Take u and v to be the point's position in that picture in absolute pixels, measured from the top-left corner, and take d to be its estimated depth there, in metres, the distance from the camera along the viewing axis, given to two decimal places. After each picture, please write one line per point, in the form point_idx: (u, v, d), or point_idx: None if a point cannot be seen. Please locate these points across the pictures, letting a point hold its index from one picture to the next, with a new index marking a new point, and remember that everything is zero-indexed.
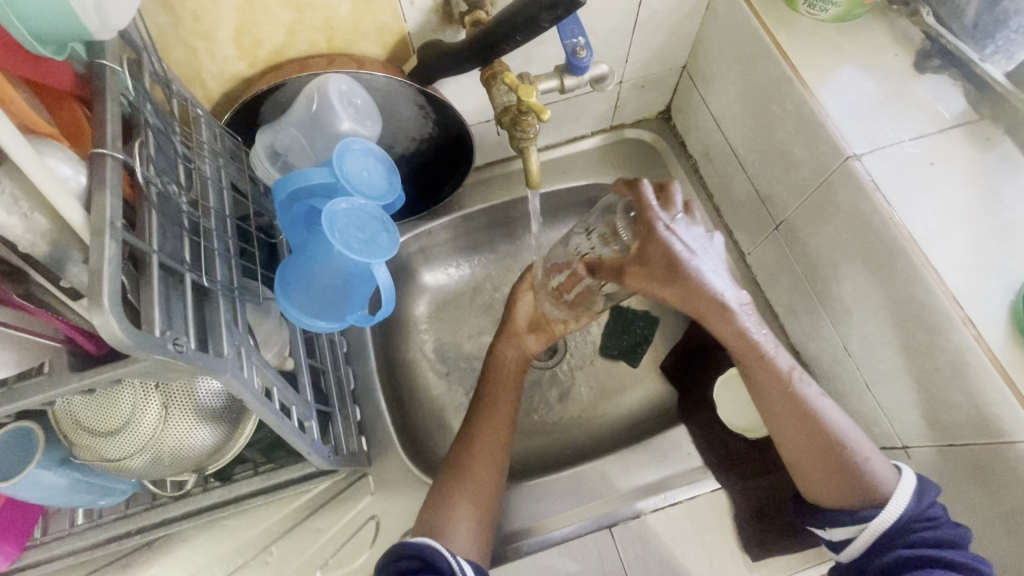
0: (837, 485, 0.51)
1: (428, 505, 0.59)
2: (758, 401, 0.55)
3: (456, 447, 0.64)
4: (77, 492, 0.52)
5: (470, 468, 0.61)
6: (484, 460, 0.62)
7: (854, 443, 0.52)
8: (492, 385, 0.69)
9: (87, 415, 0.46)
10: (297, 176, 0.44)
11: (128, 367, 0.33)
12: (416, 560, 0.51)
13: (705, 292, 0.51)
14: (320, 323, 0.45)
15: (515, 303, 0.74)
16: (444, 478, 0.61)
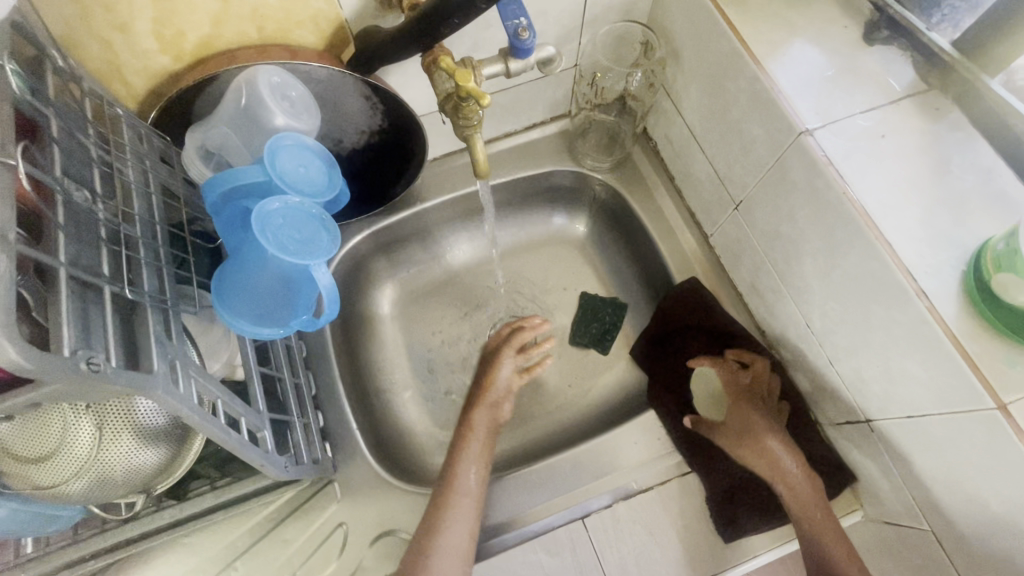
0: None
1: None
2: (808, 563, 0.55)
3: (423, 522, 0.59)
4: (15, 523, 0.49)
5: (443, 538, 0.56)
6: (456, 533, 0.57)
7: None
8: (463, 451, 0.63)
9: (16, 443, 0.44)
10: (226, 176, 0.42)
11: (37, 391, 0.31)
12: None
13: (799, 487, 0.58)
14: (262, 330, 0.43)
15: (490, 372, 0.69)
16: (411, 552, 0.57)
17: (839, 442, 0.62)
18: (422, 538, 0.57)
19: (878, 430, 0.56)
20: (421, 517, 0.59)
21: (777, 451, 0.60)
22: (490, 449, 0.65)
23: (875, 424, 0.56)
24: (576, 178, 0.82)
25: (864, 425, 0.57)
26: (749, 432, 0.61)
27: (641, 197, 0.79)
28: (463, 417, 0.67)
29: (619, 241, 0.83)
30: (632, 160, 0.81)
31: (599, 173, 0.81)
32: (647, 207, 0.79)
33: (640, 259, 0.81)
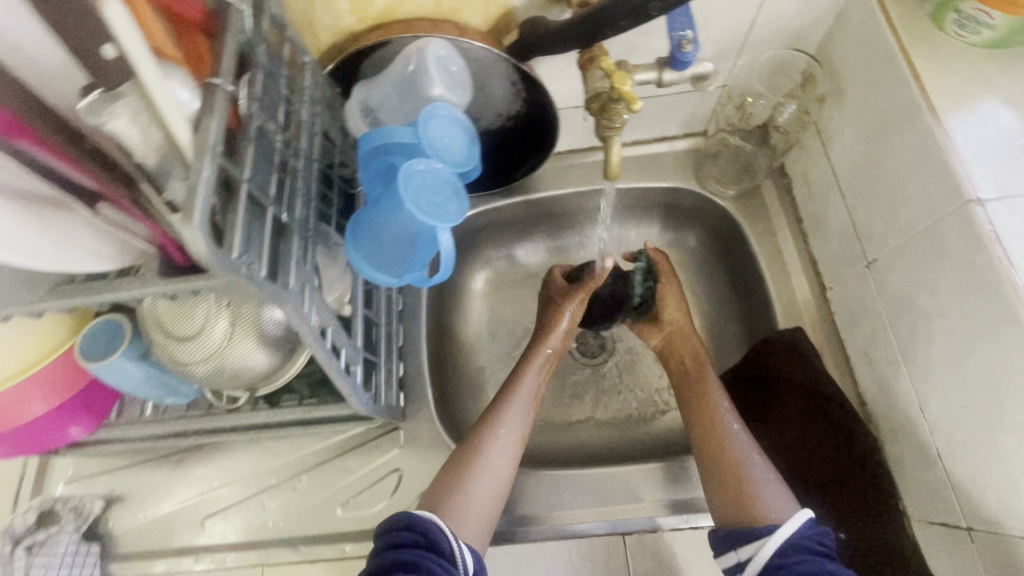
0: (740, 505, 0.55)
1: (435, 490, 0.60)
2: (708, 449, 0.60)
3: (467, 441, 0.64)
4: (151, 386, 0.58)
5: (488, 462, 0.61)
6: (496, 463, 0.62)
7: (759, 467, 0.58)
8: (524, 373, 0.70)
9: (167, 320, 0.51)
10: (384, 133, 0.46)
11: (205, 282, 0.36)
12: (417, 536, 0.52)
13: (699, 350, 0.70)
14: (381, 276, 0.47)
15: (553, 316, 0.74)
16: (451, 465, 0.62)
17: (924, 542, 0.56)
18: (463, 459, 0.62)
19: (978, 542, 0.49)
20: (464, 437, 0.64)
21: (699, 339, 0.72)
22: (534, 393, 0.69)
23: (977, 536, 0.50)
24: (694, 200, 0.80)
25: (963, 533, 0.51)
26: (689, 337, 0.72)
27: (761, 231, 0.76)
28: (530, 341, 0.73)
29: (726, 273, 0.81)
30: (760, 194, 0.77)
31: (720, 200, 0.78)
32: (764, 243, 0.75)
33: (744, 299, 0.77)
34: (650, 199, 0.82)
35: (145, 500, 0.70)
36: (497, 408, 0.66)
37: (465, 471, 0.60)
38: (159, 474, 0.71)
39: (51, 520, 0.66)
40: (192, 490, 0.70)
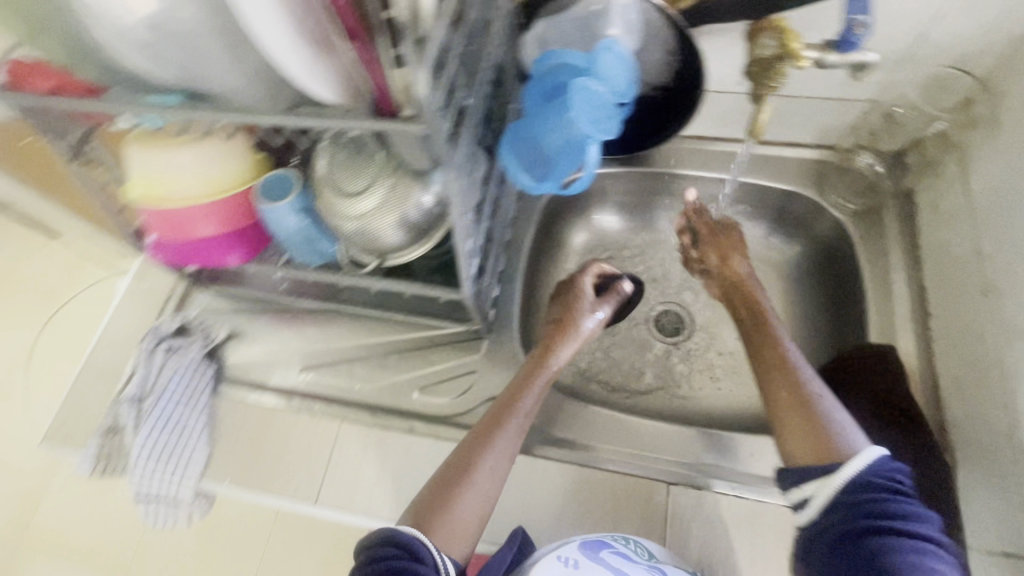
0: (814, 444, 0.55)
1: (424, 501, 0.57)
2: (773, 386, 0.61)
3: (458, 454, 0.61)
4: (298, 238, 0.69)
5: (482, 471, 0.59)
6: (492, 472, 0.59)
7: (828, 404, 0.58)
8: (527, 384, 0.67)
9: (338, 178, 0.61)
10: (562, 53, 0.52)
11: (407, 126, 0.44)
12: (402, 552, 0.51)
13: (758, 293, 0.73)
14: (523, 176, 0.54)
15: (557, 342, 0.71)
16: (441, 477, 0.59)
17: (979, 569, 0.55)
18: (453, 471, 0.59)
19: None
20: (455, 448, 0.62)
21: (754, 280, 0.76)
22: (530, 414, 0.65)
23: None
24: (809, 206, 0.81)
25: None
26: (744, 280, 0.76)
27: (873, 249, 0.76)
28: (538, 349, 0.71)
29: (824, 285, 0.81)
30: (881, 213, 0.77)
31: (838, 211, 0.79)
32: (874, 260, 0.75)
33: (838, 312, 0.78)
34: (764, 198, 0.84)
35: (257, 342, 0.80)
36: (490, 423, 0.63)
37: (457, 484, 0.58)
38: (273, 323, 0.82)
39: (186, 334, 0.79)
40: (297, 343, 0.80)
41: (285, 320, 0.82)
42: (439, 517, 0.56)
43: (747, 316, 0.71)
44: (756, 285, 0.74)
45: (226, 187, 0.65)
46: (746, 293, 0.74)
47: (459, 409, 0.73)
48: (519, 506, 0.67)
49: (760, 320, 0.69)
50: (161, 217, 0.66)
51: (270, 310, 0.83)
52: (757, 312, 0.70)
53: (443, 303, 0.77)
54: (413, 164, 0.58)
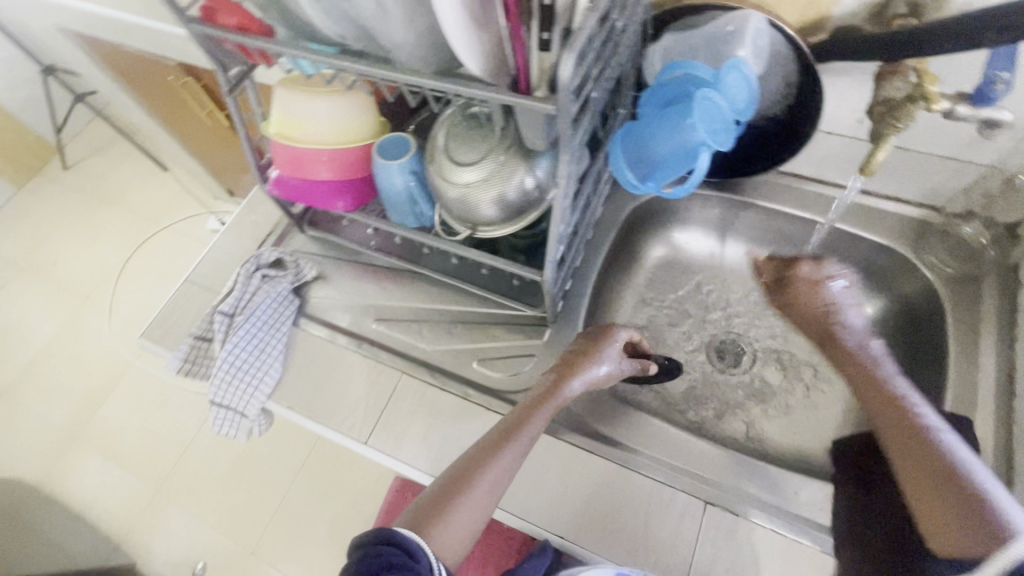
0: (966, 520, 0.44)
1: (419, 508, 0.56)
2: (901, 460, 0.50)
3: (459, 467, 0.59)
4: (402, 197, 0.74)
5: (475, 492, 0.57)
6: (486, 493, 0.57)
7: (975, 465, 0.46)
8: (536, 410, 0.64)
9: (454, 147, 0.65)
10: (691, 64, 0.55)
11: (540, 105, 0.48)
12: (401, 552, 0.50)
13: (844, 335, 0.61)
14: (627, 174, 0.57)
15: (573, 370, 0.67)
16: (439, 489, 0.57)
17: None
18: (452, 484, 0.57)
19: None
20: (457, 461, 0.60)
21: (852, 298, 0.64)
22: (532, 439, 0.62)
23: None
24: (901, 264, 0.79)
25: None
26: (839, 301, 0.63)
27: (965, 316, 0.73)
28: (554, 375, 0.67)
29: (903, 346, 0.79)
30: (979, 283, 0.73)
31: (932, 273, 0.77)
32: (963, 327, 0.72)
33: (913, 374, 0.76)
34: (854, 247, 0.83)
35: (340, 286, 0.87)
36: (496, 442, 0.61)
37: (452, 497, 0.56)
38: (358, 274, 0.88)
39: (282, 266, 0.86)
40: (375, 295, 0.85)
41: (370, 272, 0.88)
42: (432, 528, 0.54)
43: (827, 344, 0.62)
44: (849, 315, 0.63)
45: (352, 137, 0.72)
46: (823, 321, 0.64)
47: (514, 387, 0.75)
48: (554, 487, 0.69)
49: (848, 365, 0.60)
50: (289, 154, 0.72)
51: (358, 261, 0.89)
52: (833, 338, 0.62)
53: (519, 286, 0.81)
54: (527, 146, 0.62)
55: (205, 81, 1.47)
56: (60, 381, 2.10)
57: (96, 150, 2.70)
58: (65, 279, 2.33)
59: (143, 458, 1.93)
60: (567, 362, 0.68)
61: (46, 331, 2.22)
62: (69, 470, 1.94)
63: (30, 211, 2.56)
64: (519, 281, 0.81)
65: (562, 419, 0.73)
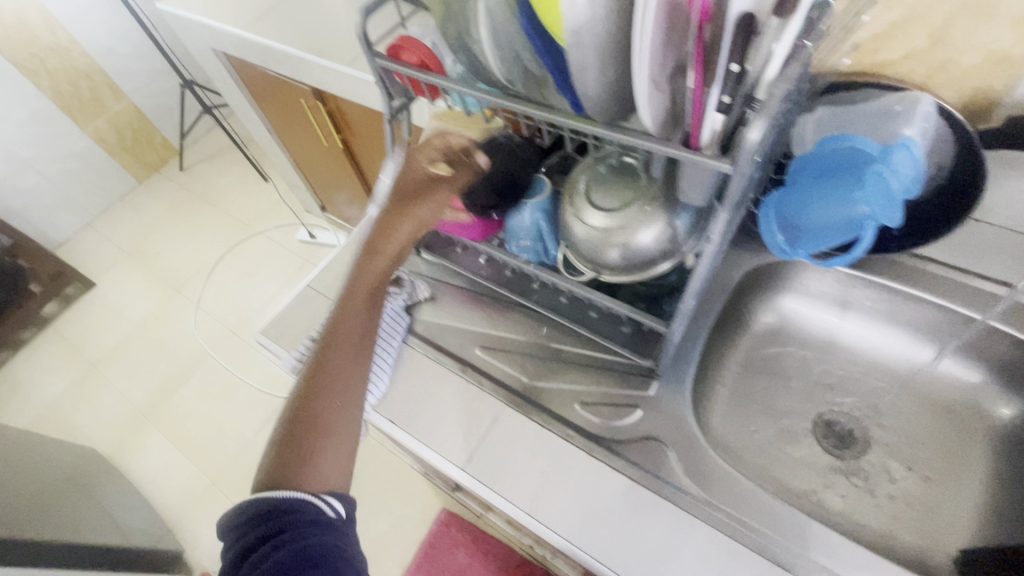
0: None
1: (278, 456, 0.62)
2: None
3: (302, 392, 0.67)
4: (529, 232, 0.77)
5: (331, 427, 0.65)
6: (340, 423, 0.66)
7: None
8: (342, 344, 0.70)
9: (595, 193, 0.68)
10: (858, 138, 0.55)
11: (712, 164, 0.49)
12: (292, 513, 0.57)
13: None
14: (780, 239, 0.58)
15: (412, 214, 0.73)
16: (288, 431, 0.64)
17: None
18: (304, 426, 0.64)
19: None
20: (301, 381, 0.68)
21: None
22: (367, 316, 0.74)
23: None
24: None
25: None
26: None
27: None
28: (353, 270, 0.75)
29: None
30: None
31: None
32: None
33: None
34: (990, 343, 0.79)
35: (449, 310, 0.90)
36: (331, 351, 0.70)
37: (307, 442, 0.63)
38: (468, 300, 0.91)
39: (399, 284, 0.91)
40: (484, 324, 0.88)
41: (479, 300, 0.91)
42: (300, 481, 0.60)
43: None
44: None
45: (423, 140, 0.79)
46: None
47: (617, 435, 0.75)
48: (651, 548, 0.67)
49: None
50: (432, 181, 0.77)
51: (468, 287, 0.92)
52: None
53: (628, 333, 0.80)
54: (671, 199, 0.64)
55: (331, 107, 1.60)
56: (142, 363, 2.24)
57: (209, 156, 2.96)
58: (162, 269, 2.53)
59: (203, 447, 2.00)
60: (410, 198, 0.73)
61: (138, 314, 2.39)
62: (134, 448, 2.04)
63: (143, 204, 2.81)
64: (629, 328, 0.80)
65: (665, 475, 0.71)
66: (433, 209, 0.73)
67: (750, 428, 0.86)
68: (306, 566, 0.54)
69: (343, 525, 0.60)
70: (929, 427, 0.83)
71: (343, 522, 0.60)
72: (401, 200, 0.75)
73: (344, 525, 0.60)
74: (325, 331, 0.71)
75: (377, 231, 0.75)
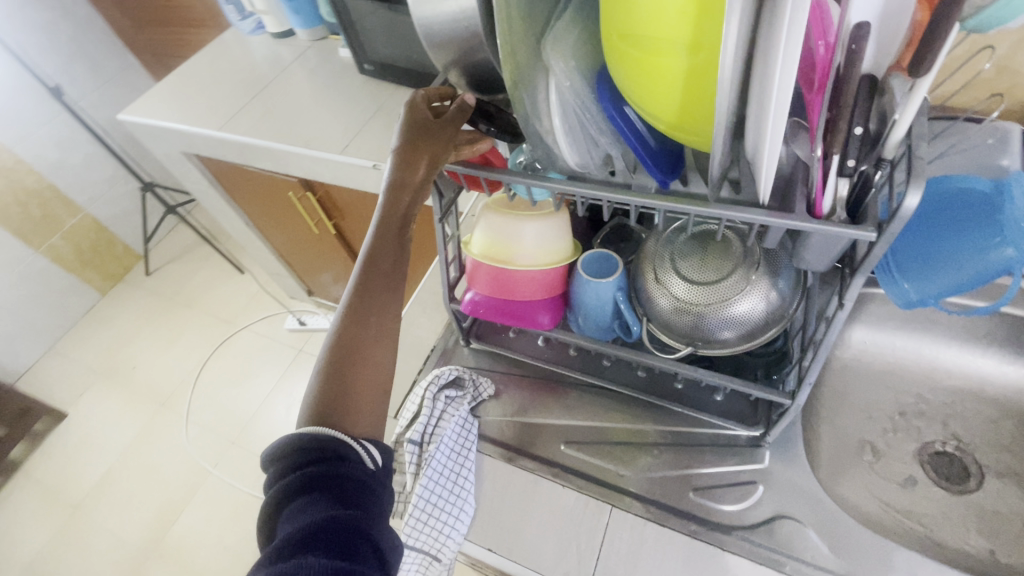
0: None
1: (325, 399, 0.53)
2: None
3: (353, 305, 0.58)
4: (607, 312, 0.72)
5: (364, 378, 0.55)
6: (374, 380, 0.56)
7: None
8: (372, 295, 0.59)
9: (685, 264, 0.64)
10: (966, 177, 0.53)
11: (855, 234, 0.45)
12: (335, 461, 0.48)
13: None
14: (905, 286, 0.56)
15: (431, 149, 0.59)
16: (329, 360, 0.55)
17: None
18: (338, 366, 0.54)
19: None
20: (348, 301, 0.58)
21: None
22: (398, 260, 0.62)
23: None
24: None
25: None
26: None
27: None
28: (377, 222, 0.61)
29: None
30: None
31: None
32: None
33: None
34: None
35: (519, 405, 0.82)
36: (368, 280, 0.59)
37: (349, 365, 0.55)
38: (537, 388, 0.84)
39: (460, 385, 0.82)
40: (561, 415, 0.80)
41: (546, 386, 0.84)
42: (347, 426, 0.52)
43: None
44: None
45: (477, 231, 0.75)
46: None
47: (745, 521, 0.68)
48: None
49: None
50: (494, 277, 0.73)
51: (532, 375, 0.85)
52: None
53: (722, 402, 0.77)
54: (770, 261, 0.61)
55: (320, 194, 1.53)
56: (133, 493, 2.03)
57: (177, 254, 2.82)
58: (142, 385, 2.33)
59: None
60: (424, 131, 0.59)
61: (121, 440, 2.18)
62: None
63: (110, 317, 2.63)
64: (722, 396, 0.77)
65: (813, 559, 0.64)
66: (450, 143, 0.59)
67: (857, 475, 0.82)
68: (339, 555, 0.41)
69: (382, 479, 0.50)
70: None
71: (382, 474, 0.51)
72: (406, 138, 0.60)
73: (382, 476, 0.51)
74: (372, 239, 0.61)
75: (400, 163, 0.59)
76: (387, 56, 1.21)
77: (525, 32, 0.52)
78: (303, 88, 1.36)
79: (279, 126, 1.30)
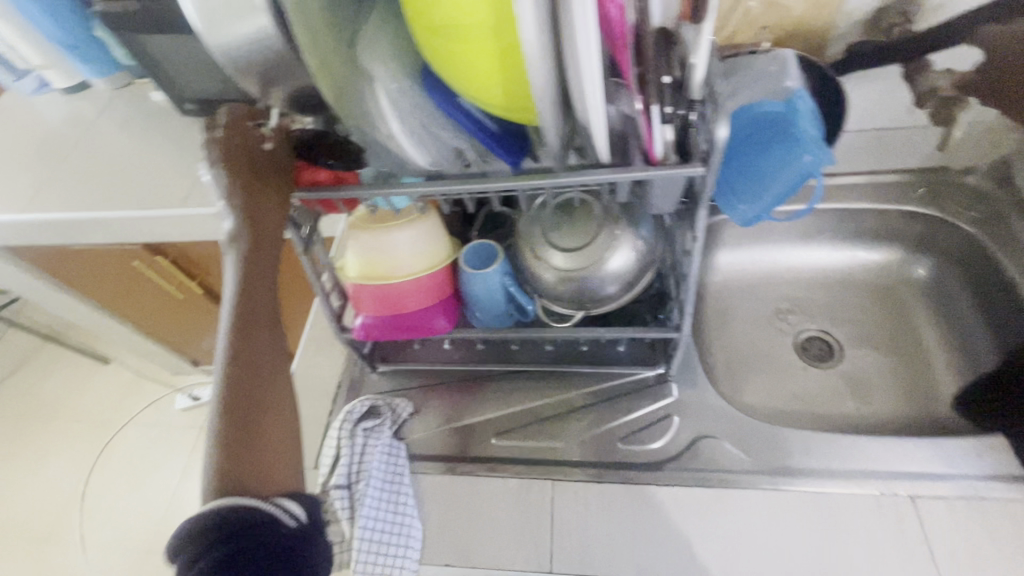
0: None
1: (229, 457, 0.47)
2: None
3: (239, 355, 0.52)
4: (499, 299, 0.73)
5: (270, 431, 0.51)
6: (282, 431, 0.52)
7: None
8: (254, 339, 0.54)
9: (557, 235, 0.67)
10: (758, 103, 0.61)
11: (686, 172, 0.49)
12: (252, 534, 0.43)
13: None
14: (743, 208, 0.64)
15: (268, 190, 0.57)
16: (227, 416, 0.49)
17: None
18: (239, 423, 0.49)
19: None
20: (227, 349, 0.52)
21: None
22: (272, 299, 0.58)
23: None
24: (926, 229, 0.92)
25: None
26: None
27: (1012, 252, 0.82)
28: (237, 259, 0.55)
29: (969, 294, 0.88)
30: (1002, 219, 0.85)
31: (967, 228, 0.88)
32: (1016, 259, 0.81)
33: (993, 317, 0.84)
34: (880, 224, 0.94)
35: (440, 414, 0.81)
36: (247, 322, 0.54)
37: (253, 417, 0.50)
38: (454, 393, 0.83)
39: (375, 414, 0.79)
40: (483, 410, 0.80)
41: (463, 387, 0.83)
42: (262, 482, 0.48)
43: None
44: None
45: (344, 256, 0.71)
46: None
47: (669, 453, 0.73)
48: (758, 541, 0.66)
49: None
50: (376, 295, 0.70)
51: (446, 381, 0.84)
52: None
53: (625, 353, 0.82)
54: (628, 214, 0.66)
55: (172, 255, 1.37)
56: None
57: (16, 364, 2.39)
58: (13, 526, 1.96)
59: None
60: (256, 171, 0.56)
61: None
62: None
63: None
64: (624, 346, 0.82)
65: (734, 465, 0.71)
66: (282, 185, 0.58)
67: (752, 379, 0.91)
68: None
69: (309, 534, 0.47)
70: (871, 312, 0.96)
71: (308, 529, 0.47)
72: (243, 173, 0.55)
73: (308, 531, 0.47)
74: (241, 279, 0.55)
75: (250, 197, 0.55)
76: (204, 91, 1.10)
77: (331, 44, 0.49)
78: (115, 144, 1.20)
79: (98, 192, 1.13)
